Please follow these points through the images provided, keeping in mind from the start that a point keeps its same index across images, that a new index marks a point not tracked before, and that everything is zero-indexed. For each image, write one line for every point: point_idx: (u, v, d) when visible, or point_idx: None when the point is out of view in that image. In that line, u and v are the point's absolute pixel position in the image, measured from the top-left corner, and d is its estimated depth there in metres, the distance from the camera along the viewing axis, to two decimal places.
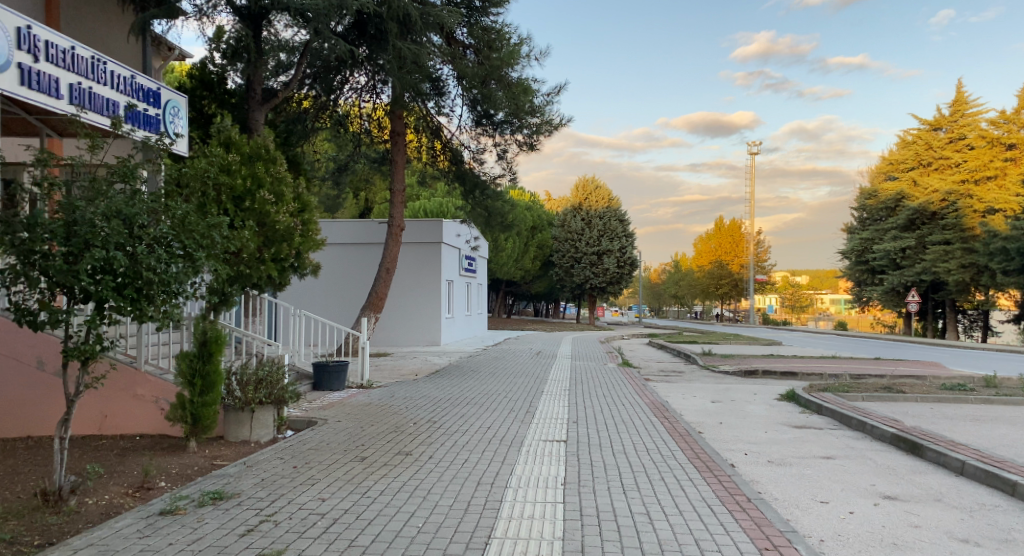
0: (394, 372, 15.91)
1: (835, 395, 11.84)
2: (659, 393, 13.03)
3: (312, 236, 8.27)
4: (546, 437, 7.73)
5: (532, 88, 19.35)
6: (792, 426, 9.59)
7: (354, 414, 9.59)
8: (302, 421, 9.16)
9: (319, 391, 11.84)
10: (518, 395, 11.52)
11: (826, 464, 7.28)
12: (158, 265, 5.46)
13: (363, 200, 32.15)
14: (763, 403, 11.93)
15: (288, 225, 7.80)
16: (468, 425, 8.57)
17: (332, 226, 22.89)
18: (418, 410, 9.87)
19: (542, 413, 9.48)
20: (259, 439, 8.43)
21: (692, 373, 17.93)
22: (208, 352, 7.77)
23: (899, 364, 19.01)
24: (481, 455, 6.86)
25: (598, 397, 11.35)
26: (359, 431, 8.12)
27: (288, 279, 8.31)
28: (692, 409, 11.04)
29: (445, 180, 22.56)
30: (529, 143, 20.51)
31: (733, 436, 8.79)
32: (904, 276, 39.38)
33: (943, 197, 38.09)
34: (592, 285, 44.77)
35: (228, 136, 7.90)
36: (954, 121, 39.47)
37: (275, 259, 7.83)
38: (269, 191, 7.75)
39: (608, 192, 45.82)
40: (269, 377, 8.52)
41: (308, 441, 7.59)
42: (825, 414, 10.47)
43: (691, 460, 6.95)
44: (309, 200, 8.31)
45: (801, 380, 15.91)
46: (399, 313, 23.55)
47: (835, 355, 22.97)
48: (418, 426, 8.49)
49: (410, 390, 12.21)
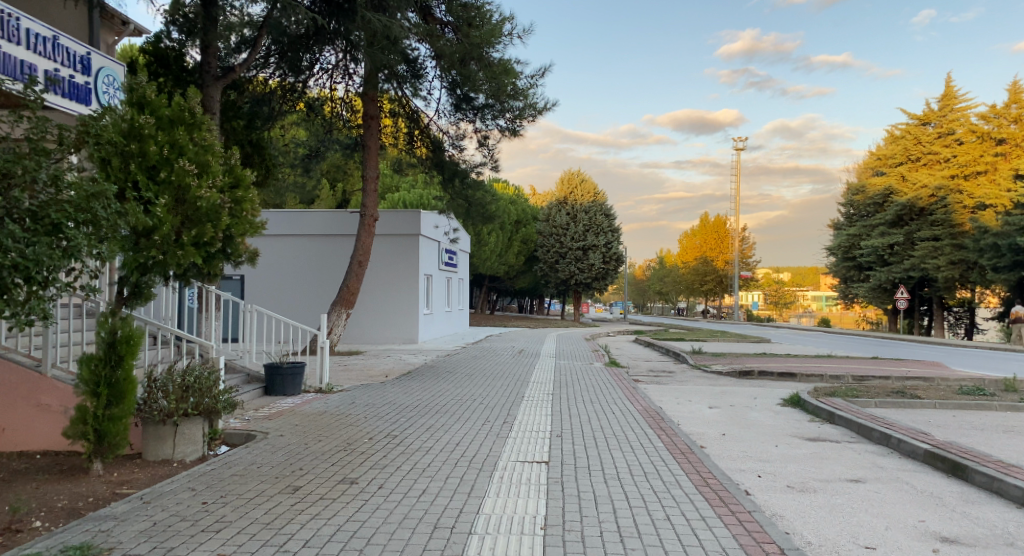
0: (362, 373, 14.59)
1: (844, 401, 10.68)
2: (651, 397, 11.81)
3: (246, 216, 6.93)
4: (523, 458, 6.48)
5: (515, 70, 18.04)
6: (805, 439, 8.42)
7: (302, 425, 8.30)
8: (238, 434, 7.86)
9: (271, 396, 10.54)
10: (495, 400, 10.27)
11: (857, 491, 6.10)
12: (12, 242, 4.21)
13: (339, 192, 30.70)
14: (766, 410, 10.75)
15: (214, 201, 6.42)
16: (434, 441, 7.28)
17: (302, 217, 21.51)
18: (378, 421, 8.59)
19: (522, 425, 8.23)
20: (184, 458, 7.14)
21: (683, 374, 16.74)
22: (117, 356, 6.49)
23: (900, 364, 17.91)
24: (442, 485, 5.60)
25: (585, 403, 10.13)
26: (303, 449, 6.83)
27: (219, 269, 6.97)
28: (688, 416, 9.87)
29: (423, 168, 21.19)
30: (512, 129, 19.21)
31: (741, 452, 7.59)
32: (892, 272, 38.52)
33: (932, 193, 37.29)
34: (577, 281, 43.67)
35: (142, 94, 6.50)
36: (943, 116, 38.58)
37: (198, 245, 6.45)
38: (190, 160, 6.44)
39: (594, 185, 44.67)
40: (198, 384, 7.23)
41: (237, 464, 6.26)
42: (838, 424, 9.30)
43: (700, 489, 5.75)
44: (242, 174, 7.04)
45: (802, 382, 14.80)
46: (374, 309, 22.17)
47: (831, 354, 21.83)
48: (374, 443, 7.20)
49: (375, 394, 10.91)
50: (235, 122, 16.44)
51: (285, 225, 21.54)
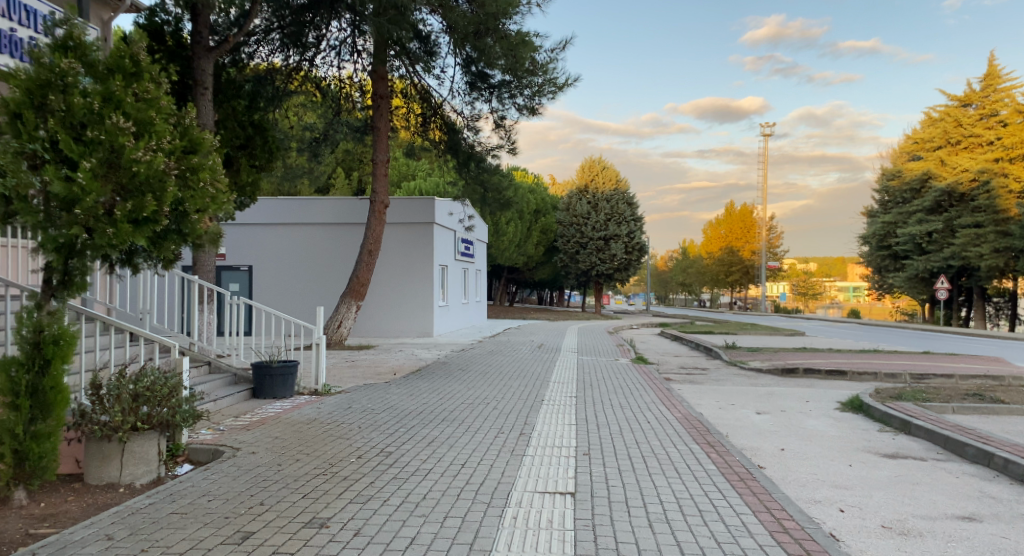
0: (369, 370, 13.37)
1: (915, 406, 9.20)
2: (687, 400, 10.46)
3: (204, 187, 5.71)
4: (541, 488, 5.18)
5: (534, 43, 16.49)
6: (881, 456, 7.03)
7: (282, 439, 7.03)
8: (204, 449, 6.63)
9: (258, 400, 9.34)
10: (510, 406, 8.94)
11: (977, 535, 4.71)
12: None
13: (355, 180, 29.57)
14: (823, 416, 9.36)
15: (155, 165, 5.12)
16: (435, 462, 5.99)
17: (312, 204, 20.34)
18: (373, 432, 7.32)
19: (541, 439, 6.91)
20: (134, 481, 5.90)
21: (718, 371, 15.32)
22: (43, 358, 5.26)
23: (957, 359, 16.30)
24: (437, 533, 4.32)
25: (614, 409, 8.80)
26: (272, 473, 5.58)
27: (171, 252, 5.70)
28: (735, 425, 8.48)
29: (437, 152, 19.80)
30: (531, 107, 17.75)
31: (810, 476, 6.21)
32: (930, 261, 36.58)
33: (974, 177, 35.23)
34: (599, 272, 42.13)
35: (69, 34, 5.25)
36: (986, 96, 36.44)
37: (139, 222, 5.19)
38: (128, 116, 5.17)
39: (616, 173, 43.10)
40: (151, 391, 6.00)
41: (185, 495, 5.03)
42: (915, 435, 7.87)
43: (776, 537, 4.40)
44: (201, 137, 5.79)
45: (854, 381, 13.30)
46: (386, 301, 20.95)
47: (876, 349, 20.20)
48: (363, 463, 5.94)
49: (376, 397, 9.67)
50: (232, 103, 14.45)
51: (295, 213, 20.35)
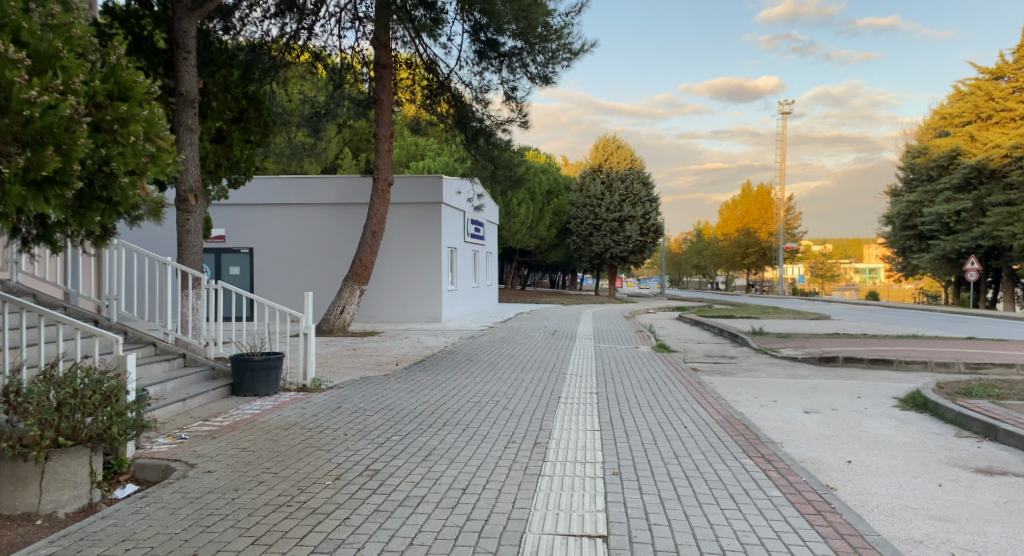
0: (370, 360, 12.22)
1: (992, 406, 7.91)
2: (723, 396, 9.24)
3: (138, 143, 4.54)
4: (563, 532, 3.97)
5: (546, 7, 14.98)
6: (973, 470, 5.81)
7: (250, 451, 5.86)
8: (153, 466, 5.48)
9: (237, 398, 8.19)
10: (522, 406, 7.74)
11: None
12: None
13: (362, 160, 28.34)
14: (883, 416, 8.11)
15: (58, 109, 3.95)
16: (431, 485, 4.81)
17: (314, 184, 19.16)
18: (359, 441, 6.15)
19: (561, 452, 5.71)
20: (57, 510, 4.76)
21: (749, 360, 14.04)
22: None
23: (1008, 347, 14.92)
24: None
25: (643, 411, 7.58)
26: (223, 504, 4.43)
27: (92, 226, 4.51)
28: (786, 429, 7.27)
29: (444, 127, 18.46)
30: (544, 77, 16.36)
31: (898, 501, 4.99)
32: (958, 241, 34.96)
33: (1006, 153, 33.36)
34: (612, 255, 40.80)
35: None
36: (1019, 69, 34.19)
37: (40, 183, 4.04)
38: (25, 47, 4.03)
39: (631, 152, 41.51)
40: (81, 397, 4.85)
41: (97, 543, 3.87)
42: (1004, 442, 6.61)
43: None
44: (131, 80, 4.62)
45: (902, 372, 12.01)
46: (392, 286, 19.80)
47: (915, 334, 18.82)
48: (339, 488, 4.76)
49: (371, 394, 8.51)
50: (224, 72, 12.60)
51: (295, 193, 19.17)
